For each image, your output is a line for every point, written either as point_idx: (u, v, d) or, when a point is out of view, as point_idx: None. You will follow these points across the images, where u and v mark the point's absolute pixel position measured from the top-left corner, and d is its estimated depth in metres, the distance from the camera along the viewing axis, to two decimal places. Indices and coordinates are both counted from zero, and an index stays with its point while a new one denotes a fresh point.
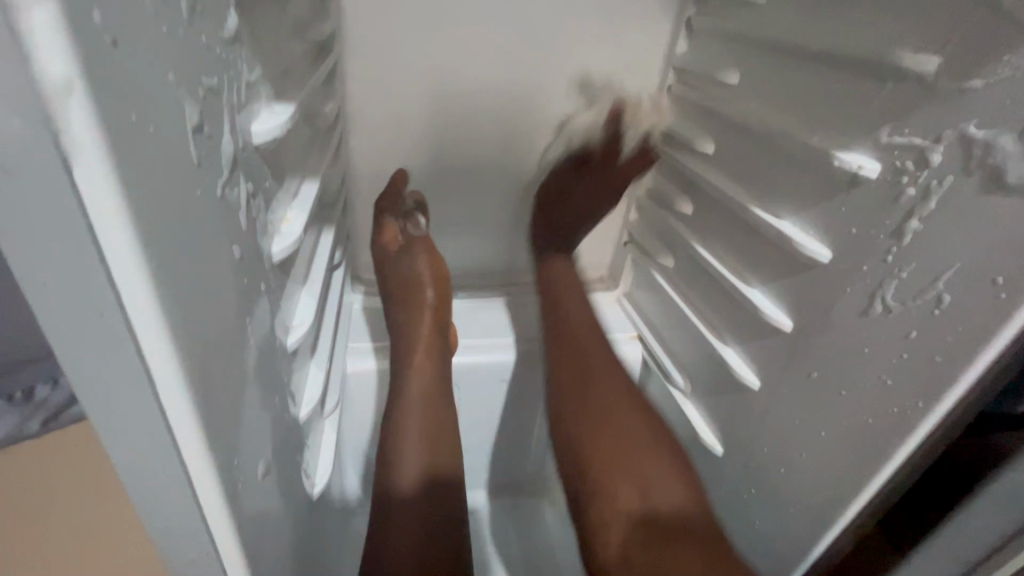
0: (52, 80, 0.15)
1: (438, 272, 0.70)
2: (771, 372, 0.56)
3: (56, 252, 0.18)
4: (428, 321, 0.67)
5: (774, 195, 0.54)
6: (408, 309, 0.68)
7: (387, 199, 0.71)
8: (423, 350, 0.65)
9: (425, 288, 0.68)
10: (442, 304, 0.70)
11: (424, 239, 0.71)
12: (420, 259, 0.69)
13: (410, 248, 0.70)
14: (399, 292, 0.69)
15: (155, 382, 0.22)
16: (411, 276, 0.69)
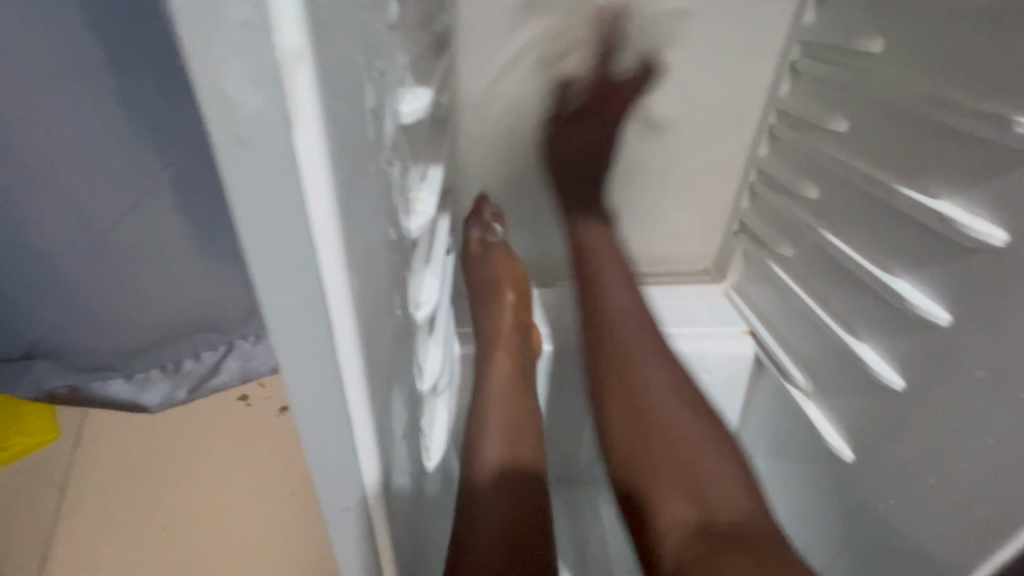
0: (287, 49, 0.17)
1: (519, 278, 0.70)
2: (921, 371, 0.50)
3: (272, 214, 0.20)
4: (508, 320, 0.67)
5: (930, 171, 0.48)
6: (491, 313, 0.67)
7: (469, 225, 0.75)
8: (505, 343, 0.65)
9: (504, 291, 0.68)
10: (521, 304, 0.69)
11: (503, 246, 0.72)
12: (504, 262, 0.70)
13: (495, 255, 0.70)
14: (480, 295, 0.70)
15: (335, 338, 0.24)
16: (497, 280, 0.69)
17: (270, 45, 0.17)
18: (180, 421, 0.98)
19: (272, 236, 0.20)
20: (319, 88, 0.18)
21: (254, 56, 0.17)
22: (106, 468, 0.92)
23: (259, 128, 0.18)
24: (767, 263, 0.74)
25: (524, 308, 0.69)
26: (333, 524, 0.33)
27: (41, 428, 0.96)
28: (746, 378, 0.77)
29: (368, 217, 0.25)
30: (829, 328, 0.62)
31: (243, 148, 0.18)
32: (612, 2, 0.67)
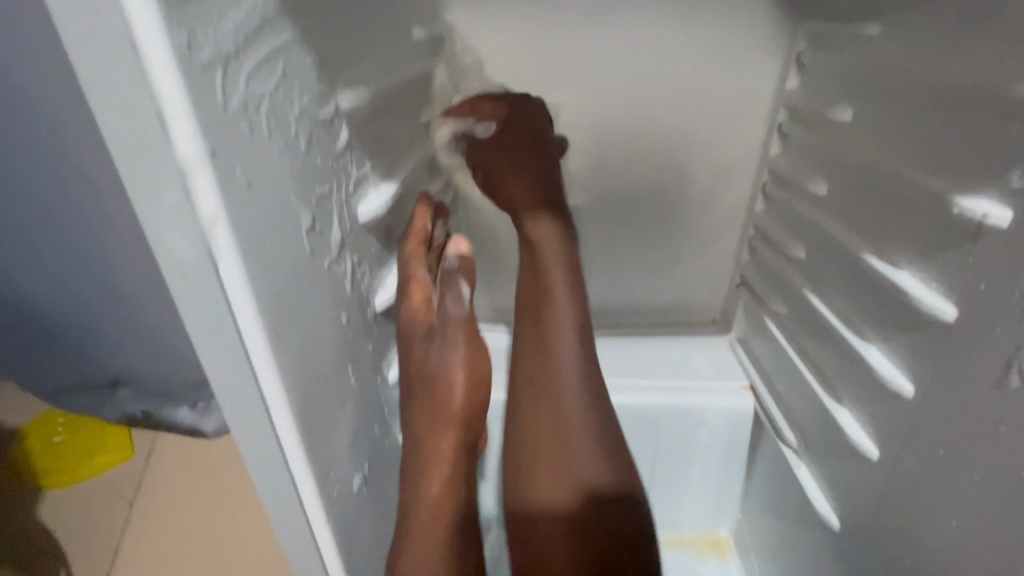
0: (208, 215, 0.24)
1: (477, 376, 0.43)
2: (893, 442, 0.49)
3: (208, 323, 0.26)
4: (454, 437, 0.43)
5: (892, 242, 0.49)
6: (425, 420, 0.43)
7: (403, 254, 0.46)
8: (441, 469, 0.44)
9: (443, 391, 0.43)
10: (470, 415, 0.44)
11: (463, 322, 0.43)
12: (454, 347, 0.43)
13: (444, 333, 0.43)
14: (421, 389, 0.43)
15: (269, 410, 0.30)
16: (438, 373, 0.42)
17: (194, 214, 0.23)
18: (214, 459, 1.10)
19: (210, 337, 0.27)
20: (237, 236, 0.25)
21: (184, 221, 0.24)
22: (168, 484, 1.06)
23: (191, 267, 0.25)
24: (765, 319, 0.74)
25: (481, 418, 0.45)
26: (293, 559, 0.39)
27: (119, 447, 1.12)
28: (748, 433, 0.78)
29: (301, 312, 0.32)
30: (816, 390, 0.62)
31: (182, 280, 0.25)
32: (606, 77, 0.72)
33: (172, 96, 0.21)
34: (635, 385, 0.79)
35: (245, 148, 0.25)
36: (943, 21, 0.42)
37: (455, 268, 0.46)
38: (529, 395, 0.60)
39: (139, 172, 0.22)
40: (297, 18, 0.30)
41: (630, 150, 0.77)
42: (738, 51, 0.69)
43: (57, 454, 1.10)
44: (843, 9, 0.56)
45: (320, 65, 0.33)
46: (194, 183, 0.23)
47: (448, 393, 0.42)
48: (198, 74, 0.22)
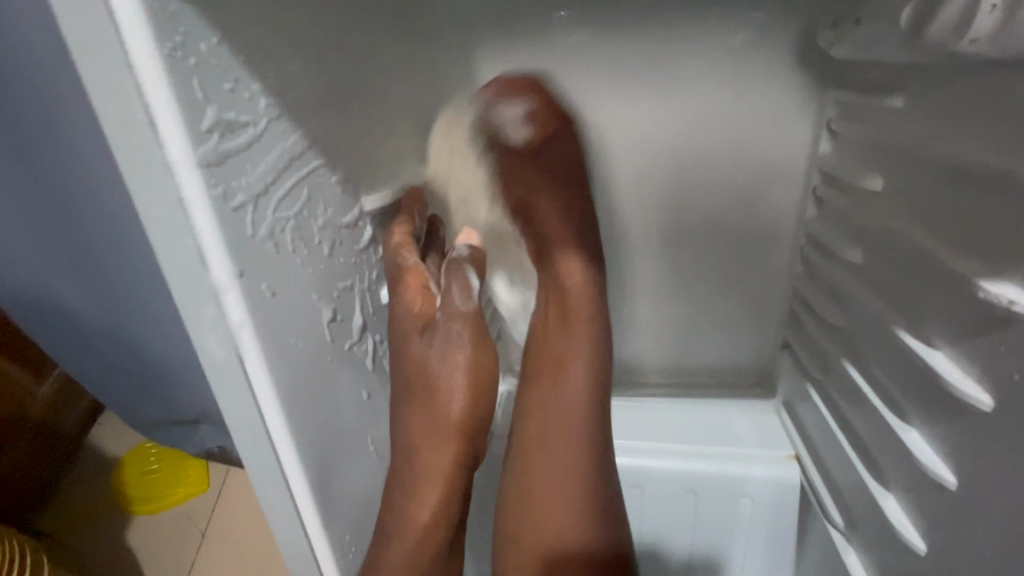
0: (235, 323, 0.29)
1: (481, 377, 0.42)
2: (939, 538, 0.45)
3: (236, 407, 0.32)
4: (453, 448, 0.42)
5: (926, 320, 0.46)
6: (423, 425, 0.42)
7: (392, 244, 0.44)
8: (438, 479, 0.43)
9: (445, 395, 0.41)
10: (473, 423, 0.43)
11: (468, 315, 0.42)
12: (459, 344, 0.41)
13: (447, 331, 0.41)
14: (413, 380, 0.42)
15: (288, 480, 0.35)
16: (439, 375, 0.41)
17: (223, 322, 0.29)
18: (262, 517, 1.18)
19: (238, 419, 0.32)
20: (259, 337, 0.30)
21: (215, 327, 0.29)
22: (233, 523, 1.17)
23: (222, 362, 0.30)
24: (808, 387, 0.71)
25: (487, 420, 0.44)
26: None
27: (196, 481, 1.23)
28: (796, 508, 0.72)
29: (320, 393, 0.37)
30: (861, 470, 0.58)
31: (216, 371, 0.30)
32: (637, 144, 0.77)
33: (207, 235, 0.27)
34: (669, 451, 0.76)
35: (268, 265, 0.31)
36: (958, 99, 0.41)
37: (464, 260, 0.43)
38: (535, 419, 0.56)
39: (184, 291, 0.28)
40: (323, 147, 0.36)
41: (662, 210, 0.80)
42: (759, 115, 0.73)
43: (145, 485, 1.23)
44: (867, 81, 0.56)
45: (345, 178, 0.39)
46: (224, 298, 0.28)
47: (450, 387, 0.42)
48: (230, 214, 0.27)
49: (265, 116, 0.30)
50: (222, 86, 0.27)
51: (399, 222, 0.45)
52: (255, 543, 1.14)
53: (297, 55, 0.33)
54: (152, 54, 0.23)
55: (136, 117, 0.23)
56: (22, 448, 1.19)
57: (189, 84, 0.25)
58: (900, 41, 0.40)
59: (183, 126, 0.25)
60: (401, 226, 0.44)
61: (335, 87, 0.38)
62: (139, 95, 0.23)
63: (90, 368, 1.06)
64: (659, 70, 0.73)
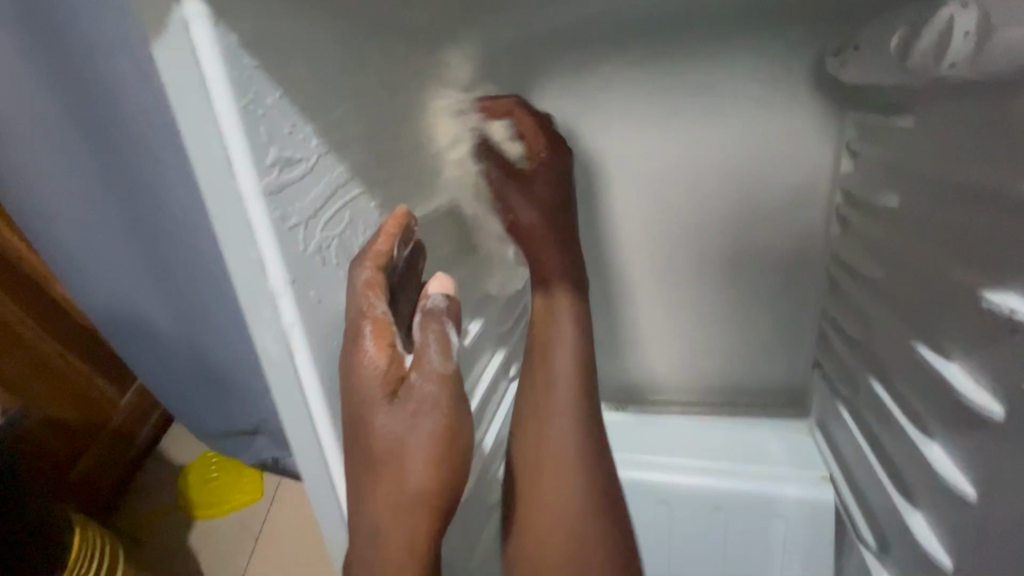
0: (289, 323, 0.35)
1: (457, 450, 0.35)
2: (964, 555, 0.44)
3: (287, 396, 0.37)
4: (421, 529, 0.35)
5: (941, 333, 0.47)
6: (385, 506, 0.34)
7: (356, 285, 0.37)
8: (404, 569, 0.35)
9: (413, 472, 0.34)
10: (445, 502, 0.35)
11: (443, 381, 0.34)
12: (434, 415, 0.34)
13: (422, 398, 0.34)
14: (371, 455, 0.34)
15: (328, 464, 0.40)
16: (409, 451, 0.34)
17: (280, 322, 0.35)
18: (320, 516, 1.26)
19: (288, 407, 0.38)
20: (307, 336, 0.36)
21: (273, 327, 0.35)
22: (286, 528, 1.25)
23: (277, 357, 0.36)
24: (838, 406, 0.70)
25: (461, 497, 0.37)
26: None
27: (251, 490, 1.33)
28: (831, 529, 0.71)
29: None
30: (890, 489, 0.57)
31: (271, 365, 0.36)
32: (661, 167, 0.81)
33: (267, 249, 0.33)
34: (698, 467, 0.77)
35: (316, 276, 0.36)
36: (956, 118, 0.43)
37: (442, 312, 0.37)
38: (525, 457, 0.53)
39: (249, 296, 0.34)
40: (364, 177, 0.42)
41: (687, 230, 0.83)
42: (780, 137, 0.75)
43: (207, 491, 1.33)
44: (880, 103, 0.58)
45: (383, 204, 0.45)
46: (281, 302, 0.34)
47: (415, 468, 0.33)
48: (286, 233, 0.34)
49: (317, 153, 0.36)
50: (282, 130, 0.33)
51: (368, 255, 0.38)
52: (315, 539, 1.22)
53: (345, 102, 0.40)
54: (230, 107, 0.29)
55: (217, 156, 0.30)
56: (104, 452, 1.32)
57: (257, 130, 0.31)
58: (893, 66, 0.43)
59: (252, 162, 0.31)
60: (372, 257, 0.37)
61: (376, 128, 0.44)
62: (219, 139, 0.30)
63: (165, 380, 1.18)
64: (681, 98, 0.77)
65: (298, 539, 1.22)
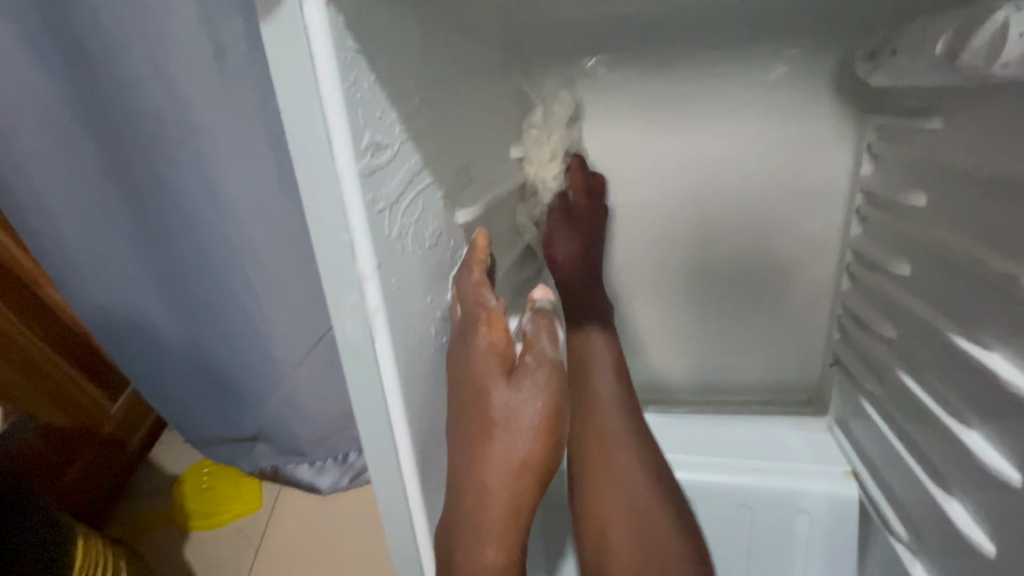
0: (372, 307, 0.35)
1: (558, 423, 0.41)
2: (1008, 538, 0.46)
3: (362, 379, 0.37)
4: (525, 489, 0.41)
5: (979, 323, 0.49)
6: (502, 464, 0.40)
7: (470, 284, 0.44)
8: (506, 522, 0.42)
9: (523, 436, 0.40)
10: (545, 469, 0.42)
11: (554, 365, 0.42)
12: (545, 391, 0.41)
13: (534, 375, 0.41)
14: (488, 419, 0.40)
15: (396, 449, 0.40)
16: (521, 418, 0.40)
17: (363, 305, 0.35)
18: (330, 521, 1.23)
19: (362, 393, 0.38)
20: (388, 321, 0.36)
21: (355, 310, 0.35)
22: (287, 538, 1.21)
23: (355, 341, 0.36)
24: (862, 401, 0.72)
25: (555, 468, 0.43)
26: None
27: (251, 498, 1.29)
28: (854, 524, 0.72)
29: (422, 376, 0.42)
30: (921, 478, 0.59)
31: (349, 349, 0.36)
32: (682, 169, 0.84)
33: (358, 231, 0.33)
34: (722, 464, 0.77)
35: (396, 260, 0.37)
36: (993, 117, 0.46)
37: (549, 313, 0.46)
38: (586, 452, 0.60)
39: (335, 279, 0.34)
40: (433, 168, 0.43)
41: (706, 230, 0.86)
42: (798, 141, 0.79)
43: (204, 501, 1.29)
44: (907, 107, 0.61)
45: (445, 195, 0.46)
46: (367, 284, 0.34)
47: (530, 429, 0.40)
48: (375, 216, 0.34)
49: (399, 140, 0.37)
50: (374, 115, 0.34)
51: (474, 261, 0.46)
52: (326, 544, 1.19)
53: (420, 92, 0.40)
54: (336, 88, 0.30)
55: (319, 137, 0.31)
56: (96, 462, 1.26)
57: (356, 113, 0.32)
58: (938, 67, 0.45)
59: (350, 144, 0.32)
60: (478, 262, 0.45)
61: (442, 119, 0.45)
62: (323, 119, 0.30)
63: (167, 384, 1.14)
64: (703, 102, 0.81)
65: (309, 544, 1.19)
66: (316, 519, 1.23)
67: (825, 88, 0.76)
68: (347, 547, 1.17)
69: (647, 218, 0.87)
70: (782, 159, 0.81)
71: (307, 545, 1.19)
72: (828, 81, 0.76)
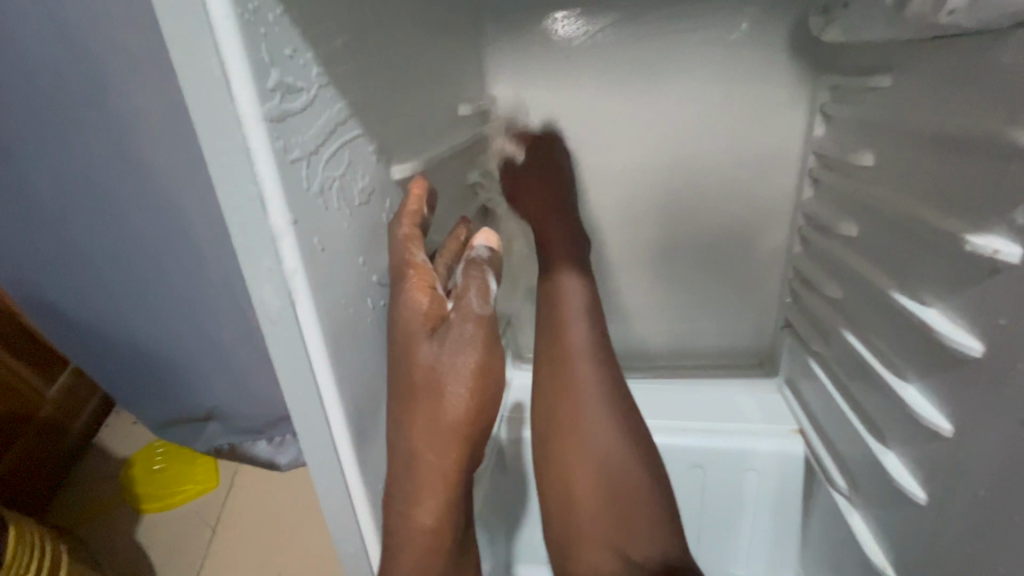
0: (290, 269, 0.32)
1: (485, 381, 0.40)
2: (938, 486, 0.48)
3: (286, 349, 0.34)
4: (452, 451, 0.40)
5: (919, 281, 0.49)
6: (425, 426, 0.39)
7: (398, 240, 0.41)
8: (435, 486, 0.40)
9: (446, 396, 0.39)
10: (473, 429, 0.40)
11: (480, 321, 0.40)
12: (471, 348, 0.39)
13: (458, 333, 0.39)
14: (409, 378, 0.39)
15: (330, 422, 0.38)
16: (447, 377, 0.38)
17: (280, 268, 0.32)
18: (289, 495, 1.20)
19: (286, 361, 0.35)
20: (310, 285, 0.33)
21: (273, 274, 0.32)
22: (243, 515, 1.18)
23: (274, 307, 0.33)
24: (809, 360, 0.74)
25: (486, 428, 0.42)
26: (345, 560, 0.45)
27: (205, 479, 1.25)
28: (800, 479, 0.74)
29: (356, 343, 0.40)
30: (861, 432, 0.61)
31: (269, 316, 0.33)
32: (638, 131, 0.82)
33: (269, 184, 0.30)
34: (676, 427, 0.78)
35: (318, 219, 0.34)
36: (945, 72, 0.45)
37: (484, 264, 0.43)
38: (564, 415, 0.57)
39: (245, 239, 0.31)
40: (361, 119, 0.39)
41: (663, 196, 0.85)
42: (754, 102, 0.78)
43: (154, 483, 1.24)
44: (859, 65, 0.60)
45: (379, 150, 0.42)
46: (282, 244, 0.31)
47: (452, 387, 0.38)
48: (289, 167, 0.31)
49: (317, 84, 0.33)
50: (283, 53, 0.30)
51: (405, 215, 0.42)
52: (284, 518, 1.16)
53: (341, 31, 0.37)
54: (228, 14, 0.26)
55: (212, 72, 0.27)
56: (34, 448, 1.19)
57: (257, 46, 0.28)
58: (888, 18, 0.44)
59: (252, 83, 0.28)
60: (406, 215, 0.42)
61: (373, 65, 0.41)
62: (216, 51, 0.26)
63: (105, 364, 1.08)
64: (662, 60, 0.78)
65: (265, 521, 1.16)
66: (275, 494, 1.21)
67: (782, 47, 0.75)
68: (305, 520, 1.15)
69: (605, 181, 0.86)
70: (739, 121, 0.79)
71: (263, 521, 1.16)
72: (785, 39, 0.74)
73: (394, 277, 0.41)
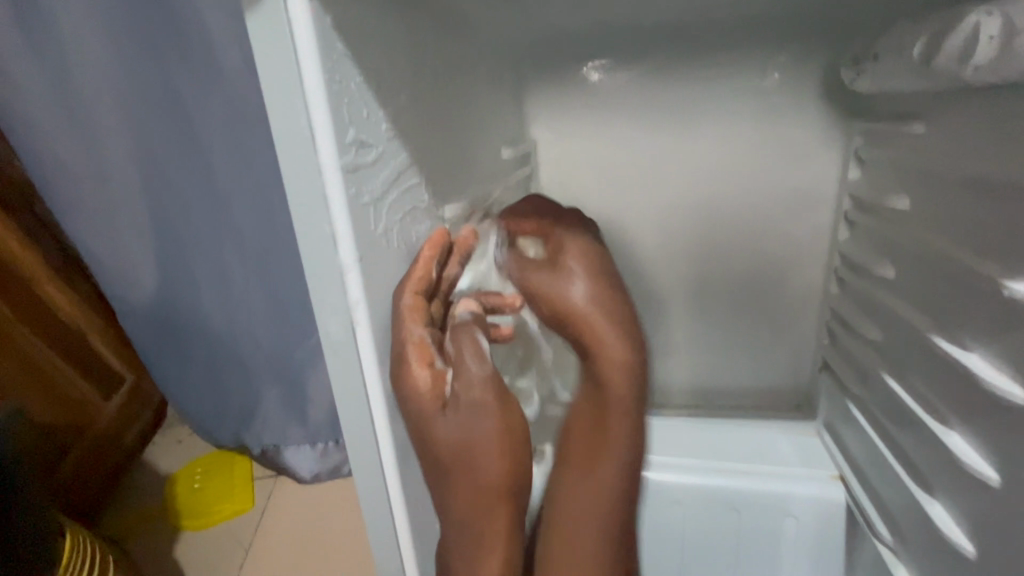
0: (354, 300, 0.36)
1: (514, 438, 0.39)
2: (986, 539, 0.46)
3: (343, 371, 0.38)
4: (497, 512, 0.39)
5: (959, 326, 0.49)
6: (466, 496, 0.38)
7: (402, 310, 0.39)
8: (498, 549, 0.39)
9: (478, 467, 0.38)
10: (517, 485, 0.39)
11: (485, 382, 0.38)
12: (485, 412, 0.38)
13: (468, 400, 0.38)
14: (434, 456, 0.38)
15: (380, 445, 0.40)
16: (472, 448, 0.37)
17: (346, 298, 0.36)
18: (320, 519, 1.22)
19: (343, 383, 0.38)
20: (370, 315, 0.37)
21: (340, 303, 0.36)
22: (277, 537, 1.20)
23: (340, 332, 0.36)
24: (851, 407, 0.72)
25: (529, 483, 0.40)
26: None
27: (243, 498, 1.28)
28: (842, 528, 0.72)
29: None
30: (905, 480, 0.59)
31: (334, 341, 0.37)
32: (673, 172, 0.85)
33: (342, 223, 0.34)
34: (708, 465, 0.77)
35: (380, 255, 0.38)
36: (972, 124, 0.47)
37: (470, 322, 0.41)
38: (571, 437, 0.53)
39: (318, 273, 0.35)
40: (419, 166, 0.43)
41: (696, 233, 0.87)
42: (787, 146, 0.80)
43: (195, 498, 1.29)
44: (892, 113, 0.62)
45: (434, 194, 0.46)
46: (348, 278, 0.35)
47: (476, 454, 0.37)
48: (360, 211, 0.35)
49: (385, 138, 0.38)
50: (361, 114, 0.35)
51: (412, 280, 0.40)
52: (314, 543, 1.18)
53: (407, 92, 0.41)
54: (318, 84, 0.31)
55: (302, 132, 0.31)
56: (92, 459, 1.27)
57: (341, 109, 0.33)
58: (913, 73, 0.47)
59: (334, 139, 0.32)
60: (412, 281, 0.40)
61: (430, 120, 0.46)
62: (306, 114, 0.31)
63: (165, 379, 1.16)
64: (695, 106, 0.81)
65: (297, 543, 1.18)
66: (308, 517, 1.23)
67: (814, 94, 0.77)
68: (335, 545, 1.17)
69: (637, 220, 0.88)
70: (772, 164, 0.81)
71: (295, 543, 1.18)
72: (817, 86, 0.77)
73: (395, 355, 0.38)
